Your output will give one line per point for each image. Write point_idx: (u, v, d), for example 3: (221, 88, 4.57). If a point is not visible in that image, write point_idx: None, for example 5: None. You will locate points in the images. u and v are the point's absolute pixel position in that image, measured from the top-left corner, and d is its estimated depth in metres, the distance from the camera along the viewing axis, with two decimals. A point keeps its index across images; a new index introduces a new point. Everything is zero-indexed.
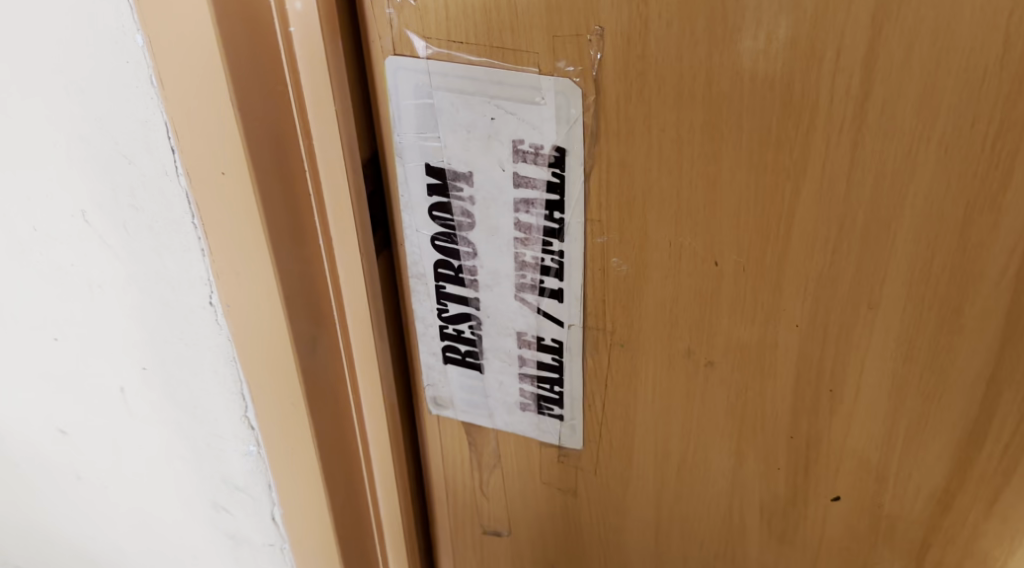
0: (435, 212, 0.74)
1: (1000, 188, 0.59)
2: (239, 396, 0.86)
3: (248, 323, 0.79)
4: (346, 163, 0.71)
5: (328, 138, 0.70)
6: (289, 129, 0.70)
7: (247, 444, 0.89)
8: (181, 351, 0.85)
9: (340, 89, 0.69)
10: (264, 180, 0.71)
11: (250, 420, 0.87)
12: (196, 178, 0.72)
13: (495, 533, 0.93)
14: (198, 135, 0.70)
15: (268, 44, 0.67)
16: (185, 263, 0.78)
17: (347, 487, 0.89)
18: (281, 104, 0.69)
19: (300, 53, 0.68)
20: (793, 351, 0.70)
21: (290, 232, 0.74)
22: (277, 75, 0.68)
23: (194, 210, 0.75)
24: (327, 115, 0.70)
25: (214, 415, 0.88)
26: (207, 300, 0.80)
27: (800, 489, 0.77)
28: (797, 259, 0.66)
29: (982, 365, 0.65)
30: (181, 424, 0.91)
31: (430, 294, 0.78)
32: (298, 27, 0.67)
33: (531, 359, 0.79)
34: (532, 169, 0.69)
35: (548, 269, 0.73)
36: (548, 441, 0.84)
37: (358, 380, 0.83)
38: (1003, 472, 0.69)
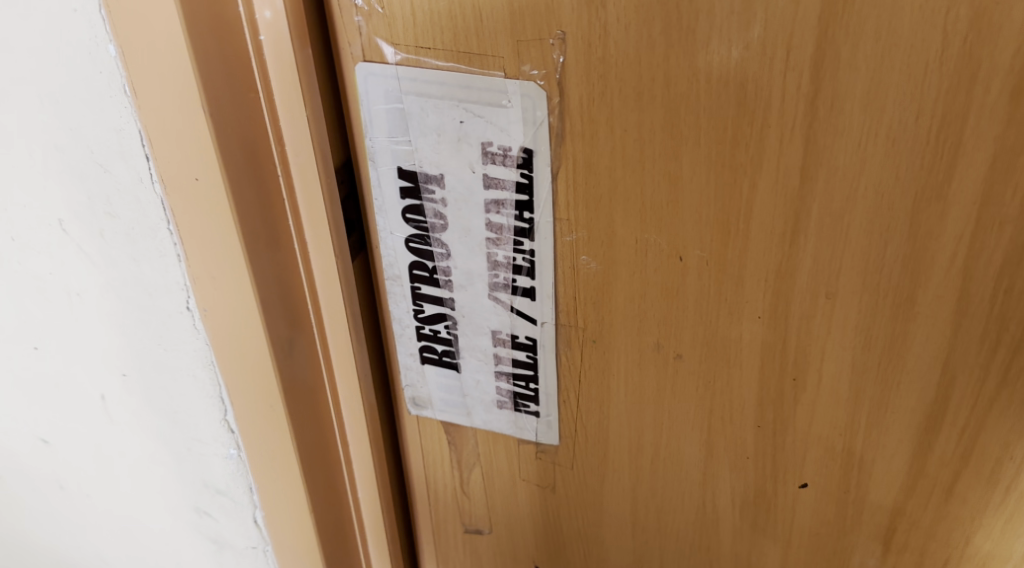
0: (408, 214, 0.76)
1: (945, 180, 0.61)
2: (218, 402, 0.87)
3: (225, 327, 0.80)
4: (319, 168, 0.73)
5: (300, 143, 0.72)
6: (260, 136, 0.72)
7: (228, 447, 0.91)
8: (161, 356, 0.86)
9: (312, 95, 0.70)
10: (237, 186, 0.73)
11: (229, 423, 0.89)
12: (170, 186, 0.74)
13: (477, 532, 0.95)
14: (171, 144, 0.71)
15: (239, 52, 0.69)
16: (162, 268, 0.80)
17: (328, 489, 0.91)
18: (253, 110, 0.71)
19: (270, 61, 0.69)
20: (757, 341, 0.72)
21: (265, 236, 0.76)
22: (248, 83, 0.70)
23: (170, 216, 0.76)
24: (298, 122, 0.71)
25: (194, 420, 0.90)
26: (184, 305, 0.81)
27: (770, 477, 0.79)
28: (757, 254, 0.68)
29: (935, 350, 0.67)
30: (162, 429, 0.92)
31: (405, 295, 0.80)
32: (268, 36, 0.68)
33: (506, 357, 0.81)
34: (501, 170, 0.71)
35: (520, 268, 0.76)
36: (526, 438, 0.86)
37: (336, 382, 0.85)
38: (961, 453, 0.71)
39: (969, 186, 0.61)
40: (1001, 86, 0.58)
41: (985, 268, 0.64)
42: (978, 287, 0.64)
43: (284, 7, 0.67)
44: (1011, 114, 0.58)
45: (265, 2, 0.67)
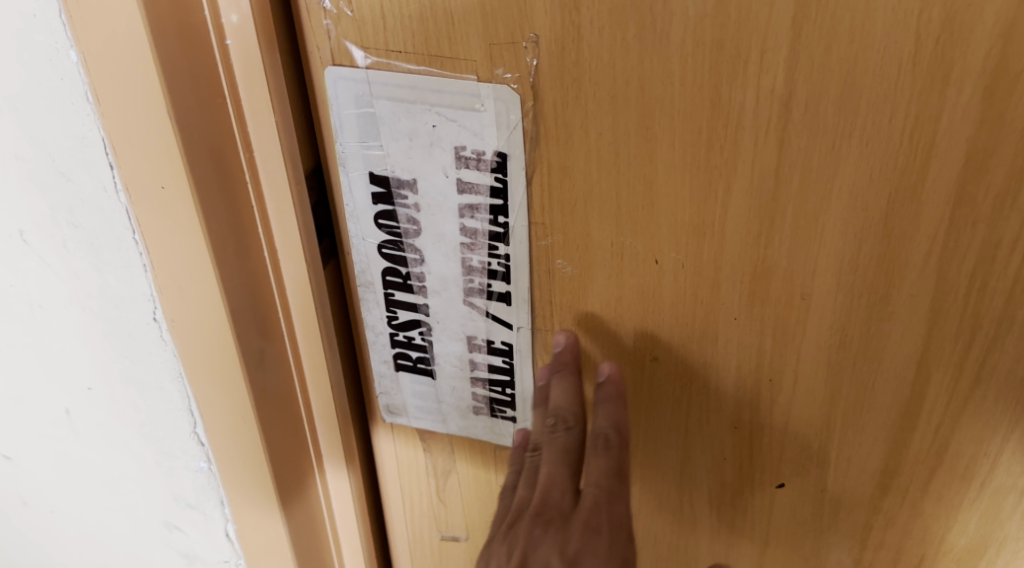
0: (380, 220, 0.76)
1: (918, 178, 0.61)
2: (188, 413, 0.86)
3: (192, 341, 0.78)
4: (288, 174, 0.72)
5: (268, 144, 0.71)
6: (228, 141, 0.70)
7: (197, 460, 0.89)
8: (127, 368, 0.85)
9: (280, 100, 0.70)
10: (205, 195, 0.70)
11: (199, 435, 0.87)
12: (136, 195, 0.71)
13: (454, 539, 0.97)
14: (134, 152, 0.69)
15: (205, 55, 0.67)
16: (127, 279, 0.78)
17: (303, 500, 0.90)
18: (220, 115, 0.69)
19: (237, 67, 0.68)
20: (733, 343, 0.72)
21: (233, 246, 0.74)
22: (214, 89, 0.69)
23: (136, 225, 0.75)
24: (267, 126, 0.70)
25: (162, 433, 0.88)
26: (151, 316, 0.80)
27: (746, 478, 0.78)
28: (732, 255, 0.68)
29: (910, 348, 0.67)
30: (129, 443, 0.91)
31: (378, 301, 0.80)
32: (235, 41, 0.67)
33: (482, 363, 0.82)
34: (474, 175, 0.71)
35: (495, 273, 0.76)
36: (503, 444, 0.88)
37: (308, 391, 0.84)
38: (936, 451, 0.71)
39: (943, 184, 0.61)
40: (974, 85, 0.57)
41: (958, 267, 0.63)
42: (953, 288, 0.64)
43: (251, 10, 0.66)
44: (983, 114, 0.58)
45: (231, 5, 0.66)
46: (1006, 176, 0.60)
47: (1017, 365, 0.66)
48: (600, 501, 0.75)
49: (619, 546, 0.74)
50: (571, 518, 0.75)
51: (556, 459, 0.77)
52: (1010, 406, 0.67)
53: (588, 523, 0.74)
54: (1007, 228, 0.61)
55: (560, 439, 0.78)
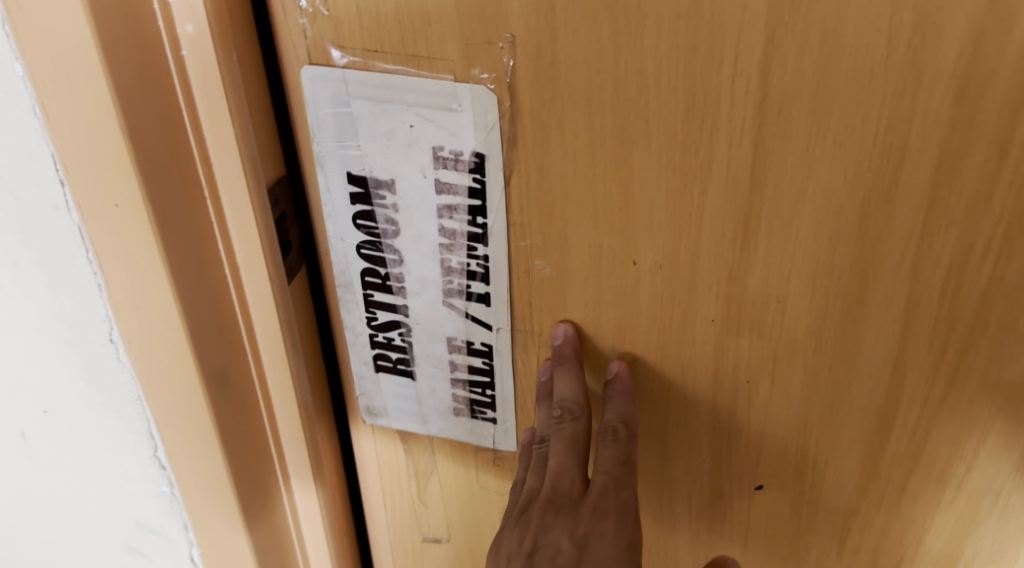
0: (359, 220, 0.76)
1: (892, 180, 0.61)
2: (148, 437, 0.83)
3: (150, 365, 0.75)
4: (248, 186, 0.71)
5: (227, 159, 0.70)
6: (185, 157, 0.69)
7: (159, 485, 0.86)
8: (83, 391, 0.82)
9: (239, 110, 0.69)
10: (162, 213, 0.68)
11: (160, 459, 0.84)
12: (88, 214, 0.69)
13: (435, 540, 1.00)
14: (85, 169, 0.67)
15: (160, 66, 0.66)
16: (82, 298, 0.75)
17: (269, 523, 0.88)
18: (176, 131, 0.68)
19: (194, 79, 0.67)
20: (710, 344, 0.71)
21: (193, 265, 0.72)
22: (171, 102, 0.67)
23: (89, 243, 0.72)
24: (226, 139, 0.69)
25: (122, 457, 0.85)
26: (107, 337, 0.77)
27: (724, 480, 0.78)
28: (709, 257, 0.68)
29: (885, 351, 0.67)
30: (88, 468, 0.88)
31: (358, 301, 0.81)
32: (191, 51, 0.66)
33: (462, 364, 0.83)
34: (453, 175, 0.71)
35: (474, 273, 0.76)
36: (483, 444, 0.89)
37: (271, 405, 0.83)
38: (912, 454, 0.70)
39: (916, 185, 0.61)
40: (946, 86, 0.57)
41: (933, 268, 0.63)
42: (926, 292, 0.64)
43: (206, 19, 0.65)
44: (956, 117, 0.58)
45: (187, 14, 0.65)
46: (977, 179, 0.60)
47: (990, 366, 0.65)
48: (610, 490, 0.75)
49: (626, 529, 0.74)
50: (581, 505, 0.75)
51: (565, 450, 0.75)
52: (985, 407, 0.67)
53: (597, 507, 0.74)
54: (979, 231, 0.61)
55: (567, 429, 0.76)
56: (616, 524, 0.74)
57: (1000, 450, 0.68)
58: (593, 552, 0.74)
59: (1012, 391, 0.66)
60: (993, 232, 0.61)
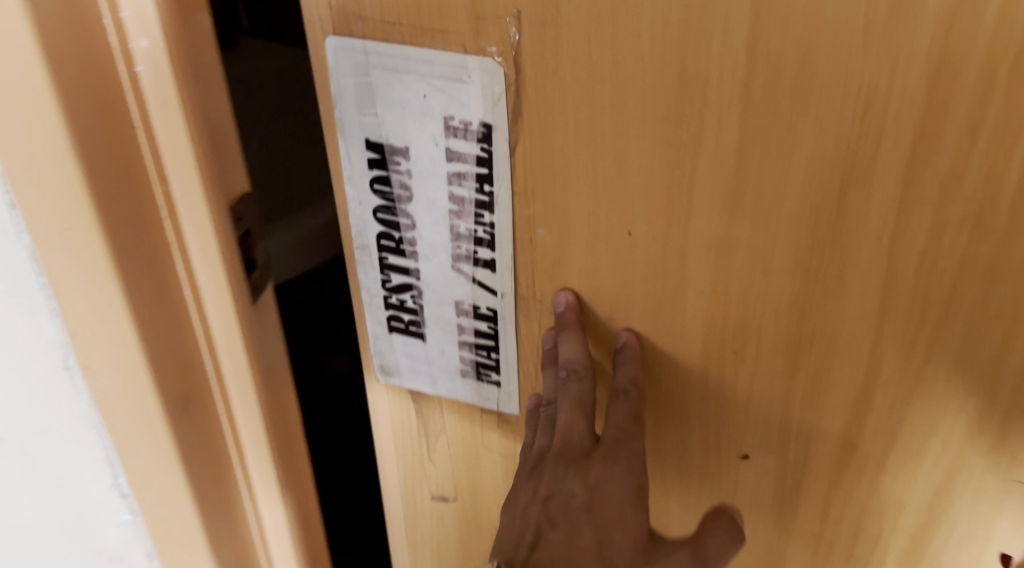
0: (376, 185, 0.80)
1: (871, 159, 0.63)
2: (106, 465, 0.83)
3: (108, 383, 0.76)
4: (205, 198, 0.73)
5: (184, 173, 0.72)
6: (143, 172, 0.71)
7: (122, 513, 0.86)
8: (36, 418, 0.81)
9: (195, 121, 0.71)
10: (117, 232, 0.70)
11: (121, 486, 0.84)
12: (41, 237, 0.69)
13: (443, 499, 1.04)
14: (38, 193, 0.67)
15: (113, 86, 0.68)
16: (35, 326, 0.75)
17: (234, 541, 0.89)
18: (132, 147, 0.70)
19: (149, 94, 0.69)
20: (699, 314, 0.74)
21: (150, 282, 0.73)
22: (127, 121, 0.69)
23: (42, 268, 0.72)
24: (183, 154, 0.72)
25: (83, 485, 0.85)
26: (62, 364, 0.77)
27: (712, 448, 0.81)
28: (699, 229, 0.70)
29: (864, 327, 0.69)
30: (44, 499, 0.87)
31: (373, 264, 0.86)
32: (145, 66, 0.68)
33: (469, 327, 0.87)
34: (462, 144, 0.75)
35: (481, 240, 0.80)
36: (488, 406, 0.93)
37: (234, 418, 0.85)
38: (890, 429, 0.72)
39: (893, 165, 0.62)
40: (920, 71, 0.59)
41: (910, 245, 0.65)
42: (902, 272, 0.66)
43: (161, 34, 0.68)
44: (930, 99, 0.60)
45: (141, 30, 0.67)
46: (951, 159, 0.61)
47: (964, 346, 0.67)
48: (619, 439, 0.78)
49: (635, 470, 0.79)
50: (593, 453, 0.79)
51: (572, 408, 0.79)
52: (961, 385, 0.68)
53: (608, 455, 0.78)
54: (952, 210, 0.63)
55: (574, 387, 0.79)
56: (625, 472, 0.78)
57: (973, 429, 0.70)
58: (605, 497, 0.78)
59: (985, 370, 0.67)
60: (966, 211, 0.62)
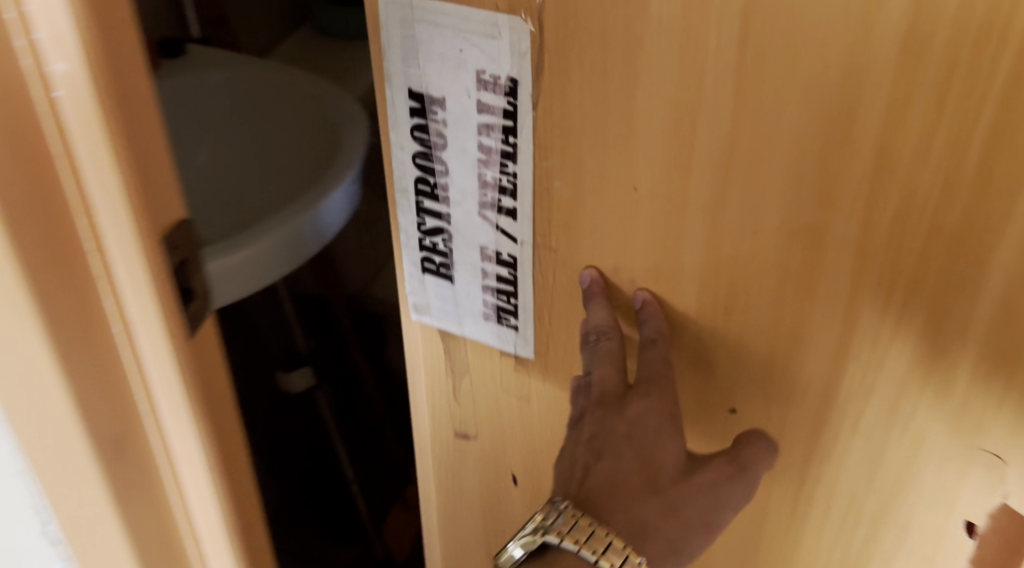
0: (415, 132, 0.87)
1: (848, 127, 0.66)
2: (34, 511, 0.83)
3: (23, 417, 0.74)
4: (135, 230, 0.71)
5: (113, 204, 0.70)
6: (57, 201, 0.68)
7: (55, 560, 0.87)
8: None
9: (122, 153, 0.69)
10: (39, 271, 0.68)
11: (49, 533, 0.84)
12: None
13: (465, 436, 1.11)
14: None
15: (26, 113, 0.65)
16: None
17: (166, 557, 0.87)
18: (46, 179, 0.67)
19: (66, 117, 0.66)
20: (695, 269, 0.79)
21: (71, 320, 0.71)
22: (36, 142, 0.66)
23: None
24: (111, 187, 0.69)
25: (16, 536, 0.86)
26: None
27: (704, 397, 0.86)
28: (696, 188, 0.75)
29: (841, 290, 0.72)
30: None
31: (411, 207, 0.93)
32: (64, 91, 0.66)
33: (492, 272, 0.93)
34: (491, 97, 0.81)
35: (505, 189, 0.86)
36: (507, 350, 0.99)
37: (174, 462, 0.83)
38: (864, 390, 0.76)
39: (869, 134, 0.66)
40: (892, 44, 0.62)
41: (883, 212, 0.68)
42: (875, 238, 0.69)
43: (83, 61, 0.65)
44: (902, 69, 0.63)
45: (60, 52, 0.65)
46: (921, 129, 0.64)
47: (931, 313, 0.70)
48: (650, 378, 0.82)
49: (669, 399, 0.82)
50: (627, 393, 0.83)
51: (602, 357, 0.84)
52: (927, 349, 0.72)
53: (641, 391, 0.82)
54: (922, 179, 0.66)
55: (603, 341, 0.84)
56: (657, 401, 0.82)
57: (939, 394, 0.73)
58: (644, 424, 0.82)
59: (949, 335, 0.70)
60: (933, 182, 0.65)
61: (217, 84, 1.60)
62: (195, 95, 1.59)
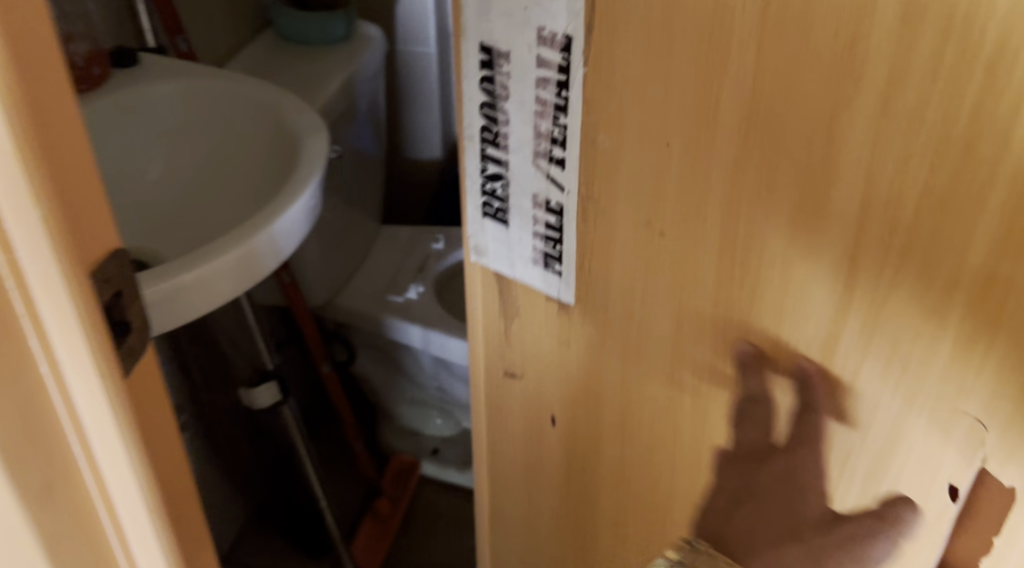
0: (483, 83, 0.95)
1: (852, 93, 0.71)
2: None
3: None
4: (54, 248, 0.69)
5: (30, 233, 0.68)
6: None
7: None
8: None
9: (38, 180, 0.67)
10: None
11: None
12: None
13: (513, 376, 1.18)
14: None
15: None
16: None
17: None
18: None
19: None
20: (716, 224, 0.85)
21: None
22: None
23: None
24: (30, 213, 0.67)
25: None
26: None
27: (721, 347, 0.92)
28: (720, 146, 0.80)
29: (844, 248, 0.77)
30: None
31: (476, 153, 1.00)
32: None
33: (541, 220, 0.99)
34: (549, 53, 0.88)
35: (556, 139, 0.93)
36: (552, 295, 1.05)
37: (111, 495, 0.80)
38: (861, 347, 0.81)
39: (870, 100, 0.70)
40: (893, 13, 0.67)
41: (881, 175, 0.72)
42: (874, 199, 0.73)
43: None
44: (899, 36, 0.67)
45: None
46: (916, 96, 0.68)
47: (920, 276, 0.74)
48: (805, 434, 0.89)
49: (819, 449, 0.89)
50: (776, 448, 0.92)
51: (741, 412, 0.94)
52: (915, 309, 0.76)
53: (795, 441, 0.90)
54: (914, 145, 0.70)
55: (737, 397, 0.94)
56: (811, 453, 0.89)
57: (927, 353, 0.77)
58: (805, 467, 0.91)
59: (937, 297, 0.74)
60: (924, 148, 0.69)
61: (167, 95, 1.67)
62: (143, 105, 1.64)
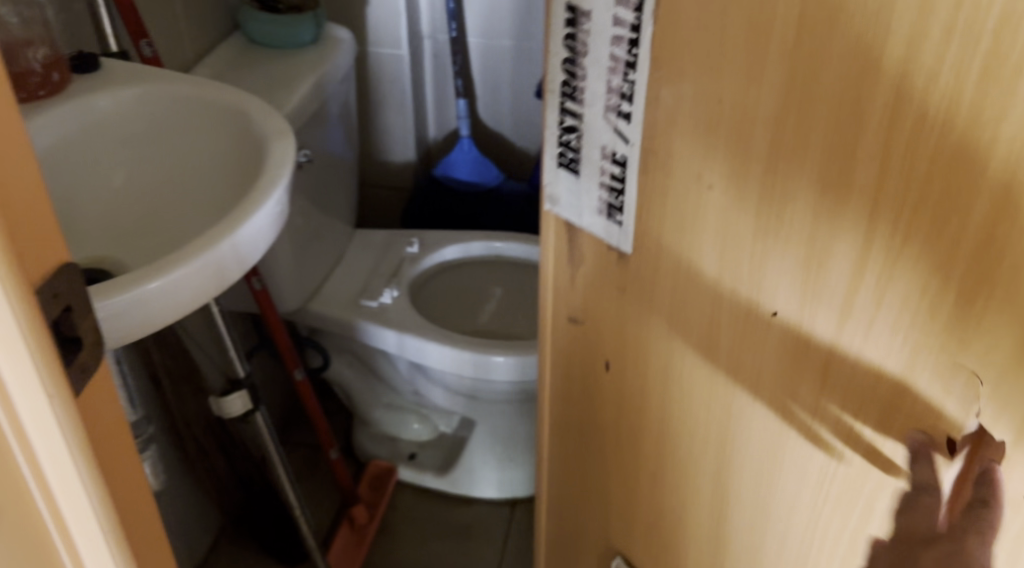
0: (565, 40, 1.01)
1: (882, 54, 0.77)
2: None
3: None
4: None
5: None
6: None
7: None
8: None
9: None
10: None
11: None
12: None
13: (575, 322, 1.26)
14: None
15: None
16: None
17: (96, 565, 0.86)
18: None
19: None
20: (757, 175, 0.92)
21: None
22: None
23: None
24: None
25: None
26: None
27: (755, 293, 0.99)
28: (765, 101, 0.87)
29: (869, 199, 0.84)
30: None
31: (555, 105, 1.07)
32: None
33: (608, 171, 1.06)
34: (625, 11, 0.95)
35: (624, 95, 0.99)
36: (612, 244, 1.12)
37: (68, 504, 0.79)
38: (876, 297, 0.87)
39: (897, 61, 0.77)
40: None
41: (904, 130, 0.79)
42: (897, 153, 0.80)
43: None
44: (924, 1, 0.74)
45: None
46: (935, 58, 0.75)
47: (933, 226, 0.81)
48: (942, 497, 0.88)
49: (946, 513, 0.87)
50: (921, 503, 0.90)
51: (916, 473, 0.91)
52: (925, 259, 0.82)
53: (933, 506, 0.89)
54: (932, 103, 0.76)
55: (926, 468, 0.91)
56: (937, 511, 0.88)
57: (938, 300, 0.83)
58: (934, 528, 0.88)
59: (947, 247, 0.80)
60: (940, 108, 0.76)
61: (112, 113, 1.44)
62: (88, 131, 1.42)
